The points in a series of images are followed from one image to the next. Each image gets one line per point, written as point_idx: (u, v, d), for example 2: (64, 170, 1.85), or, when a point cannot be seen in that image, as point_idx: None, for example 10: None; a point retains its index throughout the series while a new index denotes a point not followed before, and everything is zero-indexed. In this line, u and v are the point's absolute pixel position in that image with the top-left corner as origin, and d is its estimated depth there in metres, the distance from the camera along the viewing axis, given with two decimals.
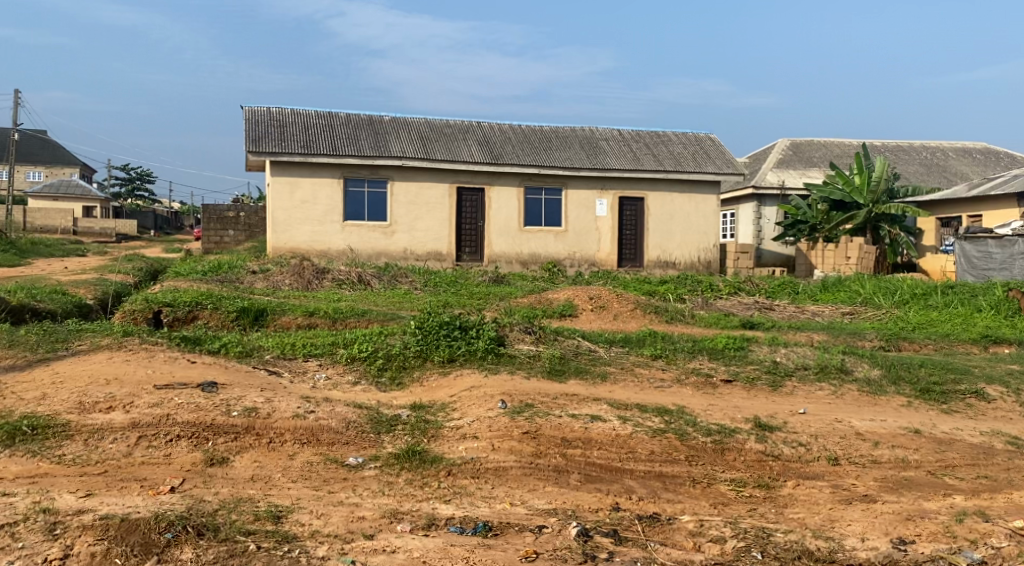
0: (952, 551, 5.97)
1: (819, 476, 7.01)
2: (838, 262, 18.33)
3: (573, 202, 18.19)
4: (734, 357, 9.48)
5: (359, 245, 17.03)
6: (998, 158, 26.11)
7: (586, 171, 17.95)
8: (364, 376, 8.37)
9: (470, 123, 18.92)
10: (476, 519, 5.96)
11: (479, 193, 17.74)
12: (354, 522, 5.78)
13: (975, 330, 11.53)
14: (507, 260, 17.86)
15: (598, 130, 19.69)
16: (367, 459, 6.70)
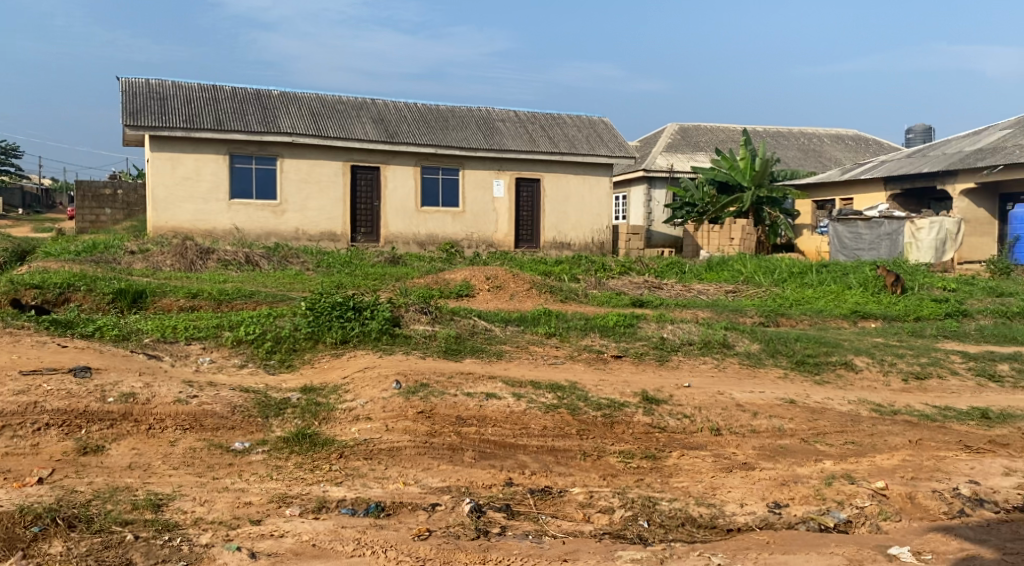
0: (821, 512, 6.36)
1: (702, 446, 7.36)
2: (722, 243, 18.86)
3: (470, 183, 18.32)
4: (623, 334, 9.78)
5: (247, 225, 16.71)
6: (868, 144, 27.42)
7: (482, 152, 18.08)
8: (252, 359, 8.29)
9: (363, 100, 18.72)
10: (367, 500, 6.02)
11: (374, 171, 17.65)
12: (239, 508, 5.79)
13: (845, 306, 12.19)
14: (404, 240, 17.85)
15: (494, 111, 19.77)
16: (253, 444, 6.68)
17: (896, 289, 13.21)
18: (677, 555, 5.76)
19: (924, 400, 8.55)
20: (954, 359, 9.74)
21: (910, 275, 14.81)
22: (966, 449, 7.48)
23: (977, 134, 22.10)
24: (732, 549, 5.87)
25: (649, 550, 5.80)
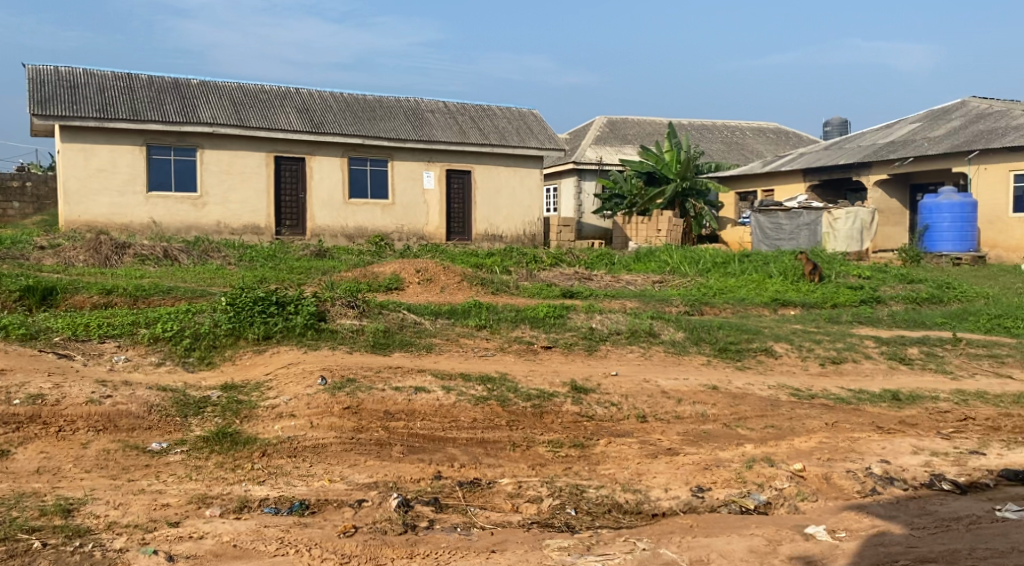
0: (742, 495, 6.52)
1: (629, 434, 7.49)
2: (650, 235, 19.07)
3: (399, 174, 18.27)
4: (553, 325, 9.84)
5: (165, 218, 16.29)
6: (788, 137, 28.07)
7: (411, 143, 18.04)
8: (170, 357, 8.12)
9: (287, 89, 18.43)
10: (291, 498, 5.98)
11: (299, 162, 17.45)
12: (156, 510, 5.70)
13: (767, 294, 12.53)
14: (331, 233, 17.67)
15: (423, 102, 19.70)
16: (171, 444, 6.59)
17: (815, 277, 13.62)
18: (603, 541, 5.83)
19: (840, 384, 8.82)
20: (867, 343, 10.09)
21: (827, 263, 15.22)
22: (878, 429, 7.76)
23: (890, 126, 22.98)
24: (657, 534, 5.97)
25: (576, 538, 5.87)
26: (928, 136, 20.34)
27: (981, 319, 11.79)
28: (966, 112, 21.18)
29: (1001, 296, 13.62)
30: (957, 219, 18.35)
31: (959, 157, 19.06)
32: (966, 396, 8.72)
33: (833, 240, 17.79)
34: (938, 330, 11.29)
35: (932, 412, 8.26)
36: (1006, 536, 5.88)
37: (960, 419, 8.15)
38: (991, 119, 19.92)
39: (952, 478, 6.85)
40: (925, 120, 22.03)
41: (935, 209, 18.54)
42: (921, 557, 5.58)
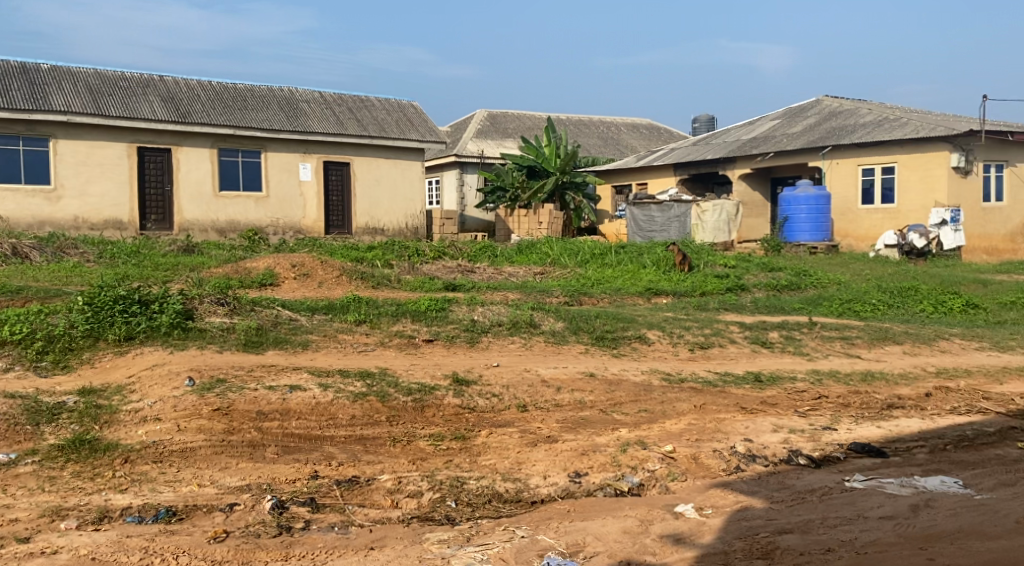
0: (617, 477, 6.65)
1: (509, 423, 7.58)
2: (531, 228, 19.29)
3: (273, 165, 17.89)
4: (435, 318, 9.79)
5: (16, 213, 15.40)
6: (660, 133, 28.86)
7: (285, 134, 17.68)
8: (20, 362, 7.72)
9: (151, 77, 17.72)
10: (156, 505, 5.79)
11: (164, 153, 16.83)
12: (4, 527, 5.42)
13: (640, 284, 12.93)
14: (201, 227, 17.14)
15: (298, 92, 19.30)
16: (21, 455, 6.29)
17: (684, 267, 14.22)
18: (482, 531, 5.85)
19: (706, 367, 9.37)
20: (732, 329, 10.70)
21: (695, 253, 15.74)
22: (741, 410, 8.13)
23: (753, 122, 23.93)
24: (535, 521, 6.02)
25: (456, 529, 5.87)
26: (786, 135, 21.30)
27: (834, 304, 12.54)
28: (819, 112, 22.25)
29: (852, 282, 14.50)
30: (814, 210, 19.22)
31: (812, 151, 20.23)
32: (821, 376, 9.34)
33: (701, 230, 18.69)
34: (796, 315, 11.88)
35: (790, 392, 8.74)
36: (855, 504, 6.21)
37: (815, 397, 8.62)
38: (841, 119, 21.03)
39: (808, 453, 7.19)
40: (784, 118, 23.02)
41: (793, 202, 19.36)
42: (781, 528, 5.82)
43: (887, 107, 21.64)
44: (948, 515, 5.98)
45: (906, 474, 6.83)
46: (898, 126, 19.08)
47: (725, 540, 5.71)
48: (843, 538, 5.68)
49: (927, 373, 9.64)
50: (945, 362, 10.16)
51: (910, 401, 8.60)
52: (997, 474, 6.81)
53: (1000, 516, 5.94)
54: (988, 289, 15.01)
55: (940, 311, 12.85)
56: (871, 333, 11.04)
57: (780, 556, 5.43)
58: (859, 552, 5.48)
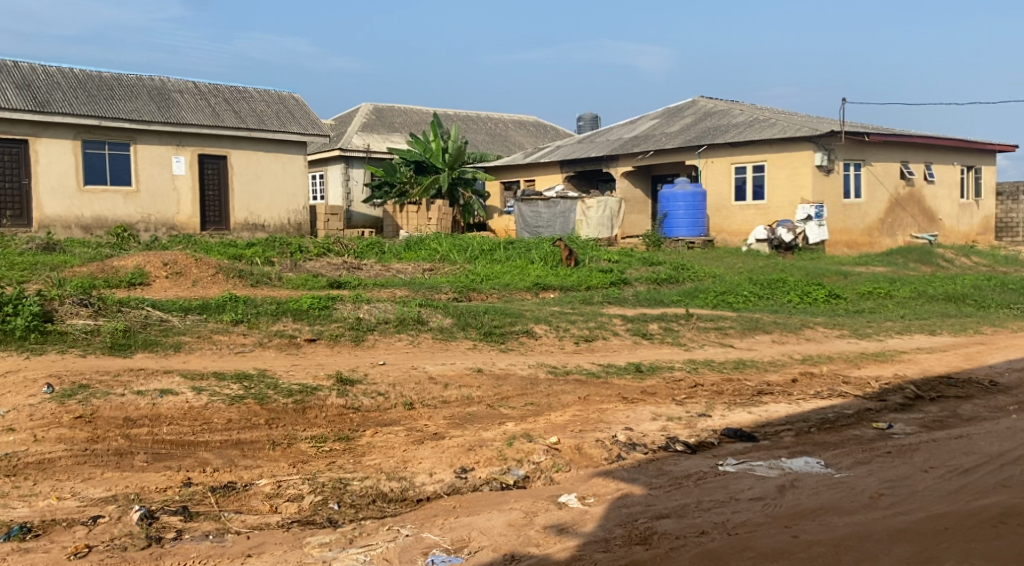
0: (502, 471, 6.61)
1: (395, 422, 7.45)
2: (421, 224, 19.19)
3: (143, 158, 17.16)
4: (317, 317, 9.55)
5: None
6: (547, 131, 29.09)
7: (156, 125, 17.03)
8: None
9: (7, 64, 16.75)
10: (9, 523, 5.44)
11: (22, 145, 15.89)
12: None
13: (528, 280, 12.97)
14: (63, 223, 16.27)
15: (170, 81, 18.62)
16: None
17: (570, 263, 14.37)
18: (365, 532, 5.70)
19: (590, 360, 9.47)
20: (615, 321, 10.82)
21: (581, 248, 15.90)
22: (623, 400, 8.24)
23: (634, 120, 24.36)
24: (419, 519, 5.91)
25: (338, 532, 5.70)
26: (665, 134, 21.77)
27: (708, 296, 12.84)
28: (695, 111, 22.82)
29: (726, 275, 14.89)
30: (691, 206, 19.69)
31: (689, 151, 20.71)
32: (696, 364, 9.57)
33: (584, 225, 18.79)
34: (675, 307, 12.10)
35: (669, 381, 8.89)
36: (727, 487, 6.33)
37: (692, 385, 8.78)
38: (714, 119, 21.64)
39: (684, 439, 7.32)
40: (663, 117, 23.52)
41: (672, 199, 19.75)
42: (658, 514, 5.88)
43: (759, 108, 22.37)
44: (811, 494, 6.15)
45: (774, 456, 7.01)
46: (768, 127, 19.79)
47: (606, 528, 5.73)
48: (716, 519, 5.77)
49: (794, 360, 9.99)
50: (810, 350, 10.53)
51: (778, 387, 8.85)
52: (856, 452, 7.05)
53: (857, 492, 6.14)
54: (848, 280, 15.69)
55: (805, 302, 13.31)
56: (742, 323, 11.35)
57: (657, 541, 5.46)
58: (731, 532, 5.57)
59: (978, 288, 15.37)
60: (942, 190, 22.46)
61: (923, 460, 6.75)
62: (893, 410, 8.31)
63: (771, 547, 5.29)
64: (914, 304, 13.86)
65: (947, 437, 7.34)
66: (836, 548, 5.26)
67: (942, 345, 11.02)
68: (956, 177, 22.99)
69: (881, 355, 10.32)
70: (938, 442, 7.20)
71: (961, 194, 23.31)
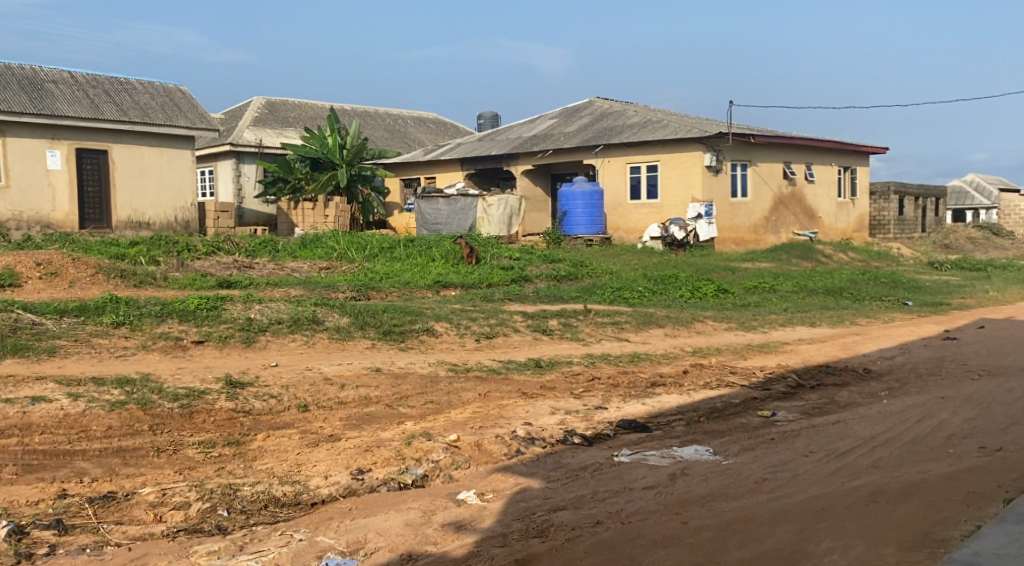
0: (400, 471, 6.47)
1: (288, 425, 7.23)
2: (317, 222, 18.67)
3: (15, 152, 16.29)
4: (205, 317, 9.22)
5: None
6: (447, 128, 28.95)
7: (29, 117, 16.22)
8: None
9: None
10: None
11: None
12: None
13: (428, 277, 12.83)
14: None
15: (44, 71, 17.78)
16: None
17: (472, 261, 14.28)
18: (257, 539, 5.48)
19: (490, 356, 9.41)
20: (516, 318, 10.78)
21: (482, 246, 15.82)
22: (523, 396, 8.21)
23: (533, 119, 24.46)
24: (314, 523, 5.73)
25: (227, 539, 5.47)
26: (563, 133, 21.91)
27: (605, 292, 12.94)
28: (592, 112, 23.05)
29: (623, 271, 15.05)
30: (589, 206, 19.85)
31: (587, 150, 20.85)
32: (593, 358, 9.61)
33: (486, 223, 19.01)
34: (574, 303, 12.15)
35: (567, 375, 8.91)
36: (622, 477, 6.36)
37: (589, 379, 8.82)
38: (610, 119, 21.90)
39: (581, 432, 7.32)
40: (561, 116, 23.67)
41: (570, 197, 19.87)
42: (555, 506, 5.86)
43: (654, 110, 22.75)
44: (701, 481, 6.22)
45: (666, 445, 7.07)
46: (661, 127, 20.15)
47: (505, 522, 5.66)
48: (610, 509, 5.78)
49: (685, 353, 10.14)
50: (700, 342, 10.72)
51: (670, 378, 8.96)
52: (741, 439, 7.18)
53: (743, 477, 6.24)
54: (736, 275, 16.08)
55: (695, 297, 13.56)
56: (638, 318, 11.47)
57: (554, 533, 5.43)
58: (626, 521, 5.58)
59: (855, 283, 15.97)
60: (821, 189, 23.25)
61: (803, 445, 6.92)
62: (776, 398, 8.52)
63: (662, 534, 5.32)
64: (796, 298, 14.29)
65: (825, 423, 7.55)
66: (724, 531, 5.31)
67: (821, 336, 11.38)
68: (834, 177, 23.83)
69: (766, 347, 10.58)
70: (817, 428, 7.40)
71: (838, 194, 24.17)
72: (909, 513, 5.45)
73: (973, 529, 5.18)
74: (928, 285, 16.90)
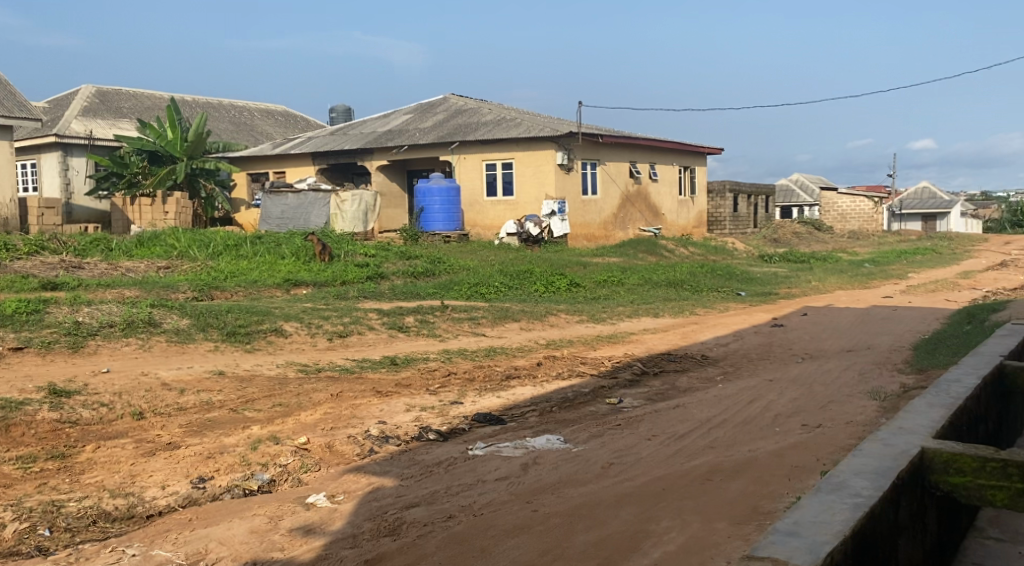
0: (245, 477, 6.18)
1: (121, 434, 6.79)
2: (155, 218, 17.69)
3: None
4: (26, 322, 8.60)
5: None
6: (296, 122, 28.24)
7: None
8: None
9: None
10: None
11: None
12: None
13: (278, 276, 12.43)
14: None
15: None
16: None
17: (324, 258, 13.90)
18: (84, 557, 5.10)
19: (344, 355, 9.17)
20: (370, 316, 10.54)
21: (335, 243, 15.43)
22: (376, 394, 8.02)
23: (386, 115, 24.16)
24: (148, 537, 5.37)
25: (50, 560, 5.07)
26: (417, 129, 21.70)
27: (462, 288, 12.86)
28: (446, 109, 22.96)
29: (479, 267, 15.02)
30: (446, 202, 19.72)
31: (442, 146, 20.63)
32: (450, 354, 9.50)
33: (340, 220, 18.50)
34: (431, 299, 12.02)
35: (422, 371, 8.77)
36: (475, 470, 6.27)
37: (445, 375, 8.71)
38: (465, 116, 21.88)
39: (436, 428, 7.21)
40: (415, 112, 23.45)
41: (427, 193, 19.71)
42: (408, 503, 5.71)
43: (507, 108, 22.88)
44: (551, 469, 6.22)
45: (520, 436, 7.05)
46: (515, 125, 20.29)
47: (355, 524, 5.47)
48: (463, 503, 5.68)
49: (540, 345, 10.18)
50: (554, 335, 10.79)
51: (524, 371, 8.96)
52: (590, 427, 7.24)
53: (590, 463, 6.27)
54: (589, 270, 16.32)
55: (550, 290, 13.67)
56: (494, 312, 11.45)
57: (405, 530, 5.29)
58: (476, 514, 5.48)
59: (693, 275, 16.51)
60: (664, 187, 23.94)
61: (647, 429, 7.04)
62: (623, 385, 8.65)
63: (512, 524, 5.25)
64: (642, 290, 14.65)
65: (667, 407, 7.72)
66: (571, 518, 5.30)
67: (664, 325, 11.67)
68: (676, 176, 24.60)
69: (615, 337, 10.75)
70: (661, 412, 7.55)
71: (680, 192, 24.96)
72: (745, 489, 5.58)
73: (795, 501, 5.38)
74: (761, 277, 17.64)
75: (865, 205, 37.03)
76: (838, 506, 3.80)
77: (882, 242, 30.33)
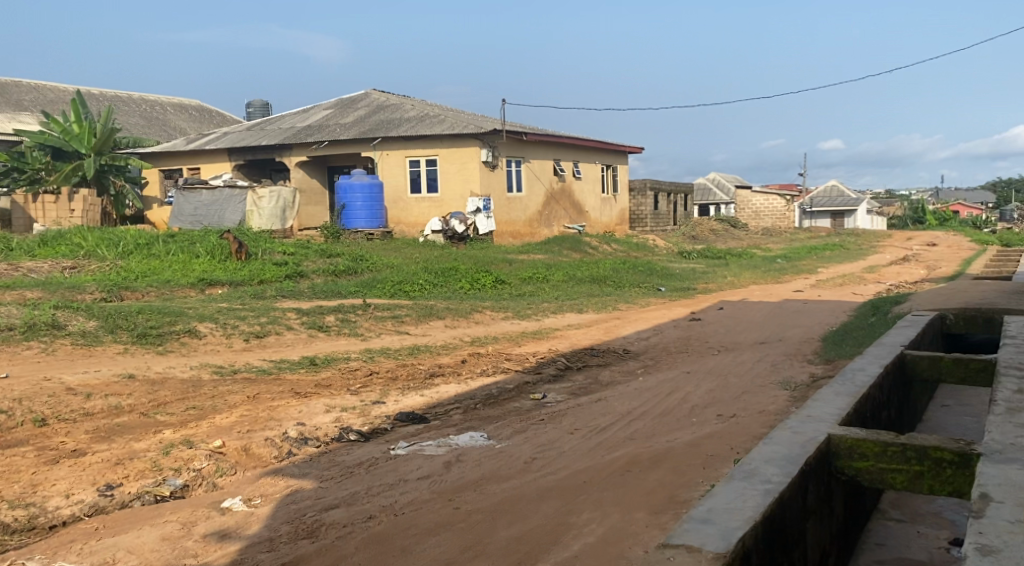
0: (156, 483, 5.97)
1: (22, 442, 6.50)
2: (60, 216, 16.93)
3: None
4: None
5: None
6: (211, 117, 27.61)
7: None
8: None
9: None
10: None
11: None
12: None
13: (192, 275, 12.11)
14: None
15: None
16: None
17: (241, 256, 13.58)
18: None
19: (262, 356, 8.97)
20: (288, 316, 10.33)
21: (253, 241, 15.10)
22: (295, 395, 7.85)
23: (305, 111, 23.78)
24: (51, 548, 5.14)
25: None
26: (338, 124, 21.40)
27: (385, 286, 12.72)
28: (367, 104, 22.70)
29: (402, 264, 14.88)
30: (368, 198, 19.48)
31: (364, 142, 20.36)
32: (372, 354, 9.36)
33: (256, 216, 18.15)
34: (352, 298, 11.86)
35: (343, 371, 8.62)
36: (396, 470, 6.17)
37: (366, 374, 8.58)
38: (387, 112, 21.66)
39: (357, 428, 7.08)
40: (335, 108, 23.13)
41: (349, 189, 19.42)
42: (326, 505, 5.59)
43: (429, 104, 22.74)
44: (474, 466, 6.16)
45: (443, 434, 6.97)
46: (438, 122, 20.16)
47: (272, 527, 5.33)
48: (384, 502, 5.59)
49: (464, 343, 10.11)
50: (478, 332, 10.73)
51: (447, 368, 8.89)
52: (514, 423, 7.20)
53: (513, 459, 6.23)
54: (514, 267, 16.31)
55: (475, 288, 13.61)
56: (417, 310, 11.35)
57: (323, 533, 5.17)
58: (397, 512, 5.40)
59: (615, 271, 16.64)
60: (588, 184, 24.08)
61: (569, 424, 7.03)
62: (546, 381, 8.64)
63: (433, 522, 5.18)
64: (565, 286, 14.70)
65: (589, 402, 7.72)
66: (492, 513, 5.25)
67: (586, 321, 11.71)
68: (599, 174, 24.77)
69: (538, 333, 10.74)
70: (583, 407, 7.55)
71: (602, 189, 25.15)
72: (665, 480, 5.61)
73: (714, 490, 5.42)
74: (680, 272, 17.89)
75: (777, 203, 37.93)
76: (750, 493, 3.83)
77: (795, 238, 31.08)
